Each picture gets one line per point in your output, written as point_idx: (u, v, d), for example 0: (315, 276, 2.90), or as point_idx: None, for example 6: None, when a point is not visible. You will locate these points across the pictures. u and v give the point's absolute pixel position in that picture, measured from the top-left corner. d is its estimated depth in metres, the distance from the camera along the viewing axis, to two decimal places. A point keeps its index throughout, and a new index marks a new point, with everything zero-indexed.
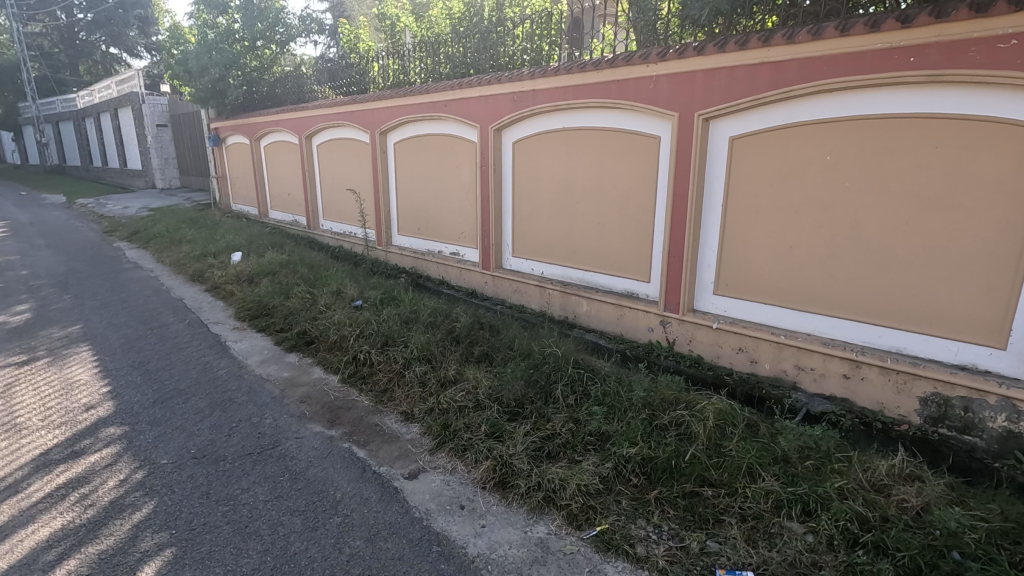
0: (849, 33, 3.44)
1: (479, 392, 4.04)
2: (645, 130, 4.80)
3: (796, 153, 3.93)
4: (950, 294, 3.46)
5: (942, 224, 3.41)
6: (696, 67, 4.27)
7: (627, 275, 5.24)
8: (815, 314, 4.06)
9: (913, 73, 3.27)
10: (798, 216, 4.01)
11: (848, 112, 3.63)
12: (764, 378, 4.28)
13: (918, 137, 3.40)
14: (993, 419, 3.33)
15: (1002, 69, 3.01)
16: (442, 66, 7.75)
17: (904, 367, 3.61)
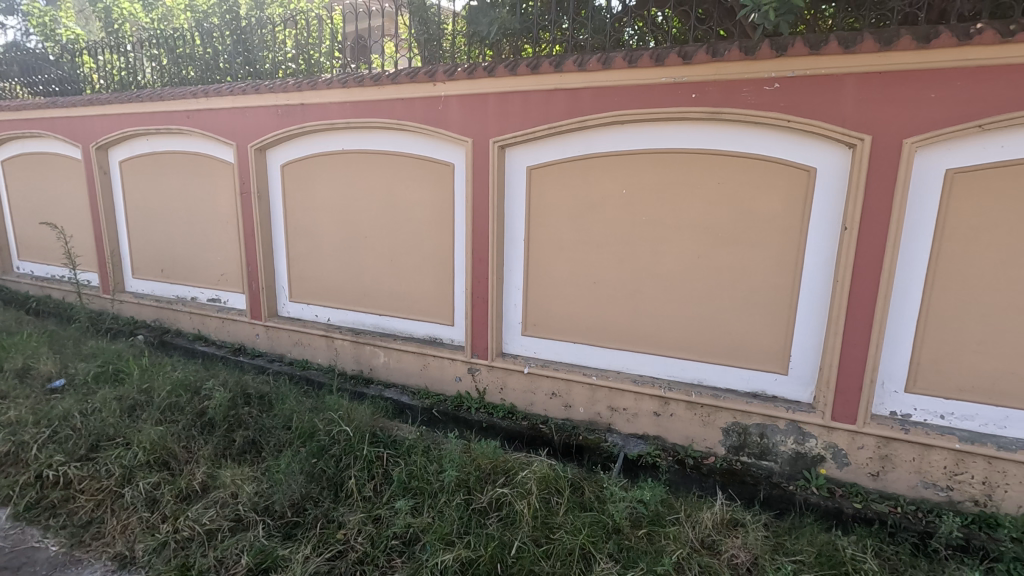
0: (637, 64, 3.32)
1: (239, 504, 3.01)
2: (438, 156, 4.25)
3: (594, 186, 3.75)
4: (741, 326, 3.54)
5: (730, 257, 3.47)
6: (488, 90, 3.86)
7: (428, 319, 4.60)
8: (623, 351, 3.92)
9: (696, 109, 3.27)
10: (601, 251, 3.83)
11: (641, 145, 3.54)
12: (580, 424, 4.02)
13: (702, 172, 3.43)
14: (784, 442, 3.44)
15: (771, 111, 3.12)
16: (187, 69, 6.25)
17: (707, 400, 3.60)
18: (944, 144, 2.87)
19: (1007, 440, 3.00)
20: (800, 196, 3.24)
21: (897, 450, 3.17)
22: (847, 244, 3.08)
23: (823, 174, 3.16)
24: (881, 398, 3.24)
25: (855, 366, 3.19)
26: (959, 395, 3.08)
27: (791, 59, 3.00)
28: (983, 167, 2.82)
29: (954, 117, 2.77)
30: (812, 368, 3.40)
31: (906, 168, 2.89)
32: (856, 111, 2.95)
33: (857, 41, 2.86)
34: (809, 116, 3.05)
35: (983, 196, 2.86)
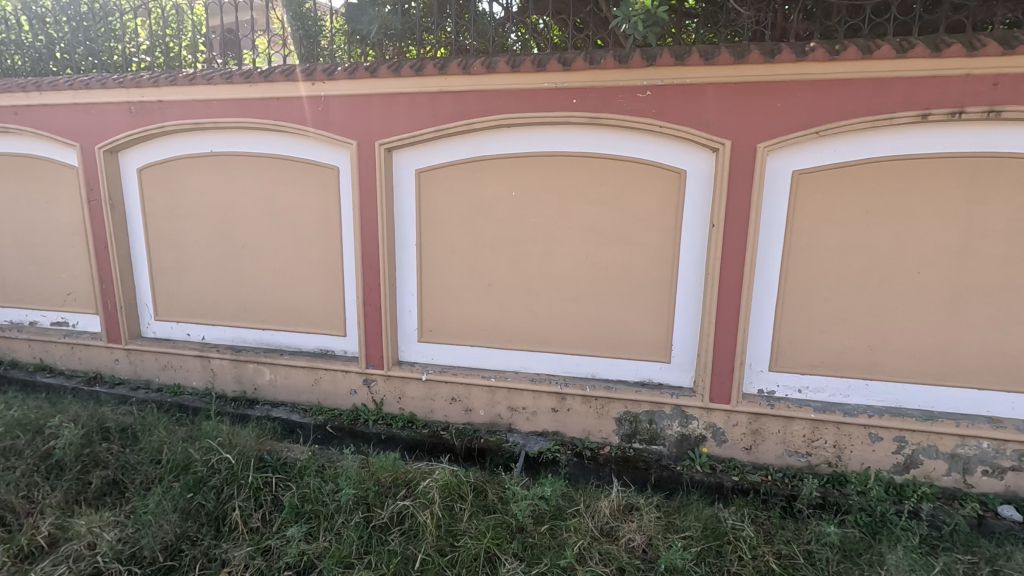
0: (520, 69, 3.38)
1: (98, 556, 2.66)
2: (320, 159, 4.04)
3: (484, 189, 3.77)
4: (628, 320, 3.73)
5: (615, 255, 3.65)
6: (371, 90, 3.73)
7: (317, 331, 4.35)
8: (520, 351, 3.97)
9: (578, 114, 3.40)
10: (493, 253, 3.85)
11: (528, 148, 3.61)
12: (481, 426, 4.02)
13: (586, 174, 3.57)
14: (670, 426, 3.68)
15: (644, 117, 3.32)
16: (13, 58, 5.38)
17: (600, 393, 3.75)
18: (790, 148, 3.23)
19: (851, 406, 3.44)
20: (674, 196, 3.48)
21: (765, 423, 3.51)
22: (715, 240, 3.36)
23: (692, 176, 3.42)
24: (750, 378, 3.57)
25: (727, 351, 3.48)
26: (812, 370, 3.47)
27: (660, 69, 3.21)
28: (821, 169, 3.21)
29: (797, 124, 3.12)
30: (691, 355, 3.67)
31: (760, 170, 3.21)
32: (717, 118, 3.23)
33: (715, 54, 3.12)
34: (678, 122, 3.28)
35: (822, 194, 3.25)
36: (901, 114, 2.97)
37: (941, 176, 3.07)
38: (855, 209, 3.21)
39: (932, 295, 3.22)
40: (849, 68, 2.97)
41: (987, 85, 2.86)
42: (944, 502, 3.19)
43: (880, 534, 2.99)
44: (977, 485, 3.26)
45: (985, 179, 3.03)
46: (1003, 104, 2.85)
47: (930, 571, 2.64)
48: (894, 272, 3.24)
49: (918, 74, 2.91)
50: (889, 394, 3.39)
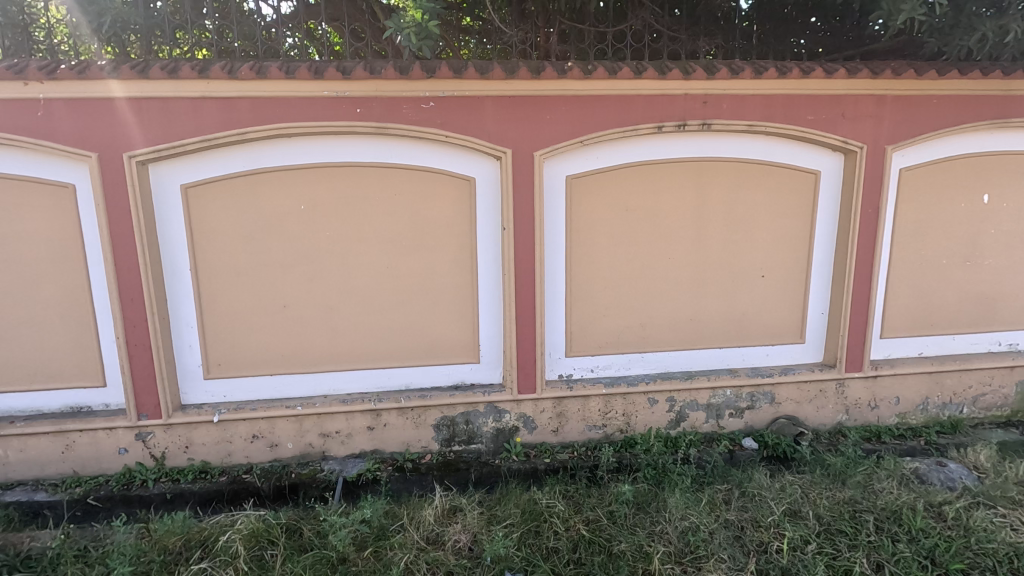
0: (294, 75, 3.18)
1: None
2: (45, 176, 3.30)
3: (267, 203, 3.47)
4: (435, 326, 3.77)
5: (415, 264, 3.66)
6: (111, 94, 3.16)
7: (63, 385, 3.55)
8: (327, 373, 3.75)
9: (363, 123, 3.33)
10: (285, 272, 3.57)
11: (313, 159, 3.43)
12: (291, 460, 3.72)
13: (378, 184, 3.52)
14: (485, 423, 3.82)
15: (430, 127, 3.39)
16: None
17: (415, 402, 3.73)
18: (561, 155, 3.59)
19: (633, 377, 3.96)
20: (466, 202, 3.62)
21: (567, 405, 3.85)
22: (507, 242, 3.59)
23: (481, 183, 3.60)
24: (551, 365, 3.89)
25: (528, 344, 3.74)
26: (600, 350, 3.91)
27: (440, 81, 3.32)
28: (588, 173, 3.64)
29: (565, 134, 3.48)
30: (498, 352, 3.85)
31: (539, 176, 3.52)
32: (497, 128, 3.45)
33: (489, 69, 3.33)
34: (462, 132, 3.43)
35: (592, 196, 3.68)
36: (643, 125, 3.52)
37: (676, 176, 3.71)
38: (617, 207, 3.71)
39: (681, 275, 3.87)
40: (600, 85, 3.41)
41: (700, 102, 3.54)
42: (706, 445, 3.88)
43: (663, 482, 3.50)
44: (727, 425, 4.01)
45: (707, 178, 3.74)
46: (712, 118, 3.56)
47: (699, 504, 3.18)
48: (652, 259, 3.82)
49: (651, 93, 3.48)
50: (660, 362, 3.99)
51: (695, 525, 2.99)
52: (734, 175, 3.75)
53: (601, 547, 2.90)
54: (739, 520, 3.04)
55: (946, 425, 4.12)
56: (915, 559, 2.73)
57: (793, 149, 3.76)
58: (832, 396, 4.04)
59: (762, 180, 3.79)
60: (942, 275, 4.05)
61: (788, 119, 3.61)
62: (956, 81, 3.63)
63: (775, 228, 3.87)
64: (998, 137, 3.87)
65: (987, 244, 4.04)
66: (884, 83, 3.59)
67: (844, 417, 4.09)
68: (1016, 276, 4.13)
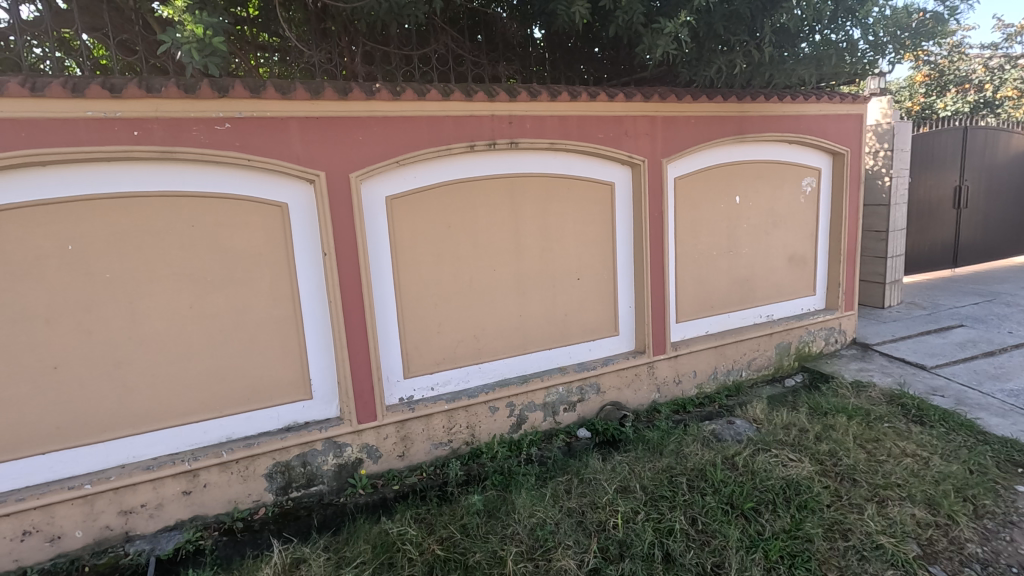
0: (43, 93, 2.68)
1: None
2: None
3: (17, 246, 2.86)
4: (255, 366, 3.44)
5: (223, 300, 3.31)
6: None
7: None
8: (121, 439, 3.19)
9: (142, 147, 2.93)
10: (50, 326, 2.97)
11: (77, 190, 2.91)
12: (82, 551, 3.10)
13: (169, 215, 3.12)
14: (325, 462, 3.59)
15: (227, 150, 3.11)
16: None
17: (239, 454, 3.35)
18: (378, 176, 3.56)
19: (473, 389, 4.05)
20: (279, 230, 3.38)
21: (411, 427, 3.79)
22: (329, 268, 3.43)
23: (293, 207, 3.39)
24: (390, 390, 3.80)
25: (363, 371, 3.61)
26: (438, 367, 3.93)
27: (235, 101, 3.07)
28: (408, 193, 3.65)
29: (379, 155, 3.46)
30: (331, 385, 3.65)
31: (356, 198, 3.43)
32: (306, 151, 3.29)
33: (291, 89, 3.17)
34: (266, 154, 3.20)
35: (413, 214, 3.70)
36: (456, 145, 3.64)
37: (493, 192, 3.91)
38: (440, 224, 3.79)
39: (507, 285, 4.08)
40: (410, 106, 3.46)
41: (505, 123, 3.79)
42: (545, 442, 4.15)
43: (510, 485, 3.64)
44: (563, 420, 4.31)
45: (520, 192, 4.00)
46: (518, 137, 3.83)
47: (544, 499, 3.36)
48: (478, 272, 3.96)
49: (460, 113, 3.62)
50: (496, 370, 4.14)
51: (542, 520, 3.15)
52: (543, 188, 4.07)
53: (456, 563, 2.90)
54: (580, 505, 3.28)
55: (732, 389, 4.93)
56: (719, 506, 3.20)
57: (590, 163, 4.21)
58: (646, 378, 4.58)
59: (568, 192, 4.17)
60: (714, 264, 4.85)
61: (582, 137, 4.03)
62: (706, 104, 4.40)
63: (583, 234, 4.28)
64: (741, 148, 4.77)
65: (742, 236, 4.95)
66: (654, 105, 4.21)
67: (656, 396, 4.66)
68: (764, 260, 5.12)
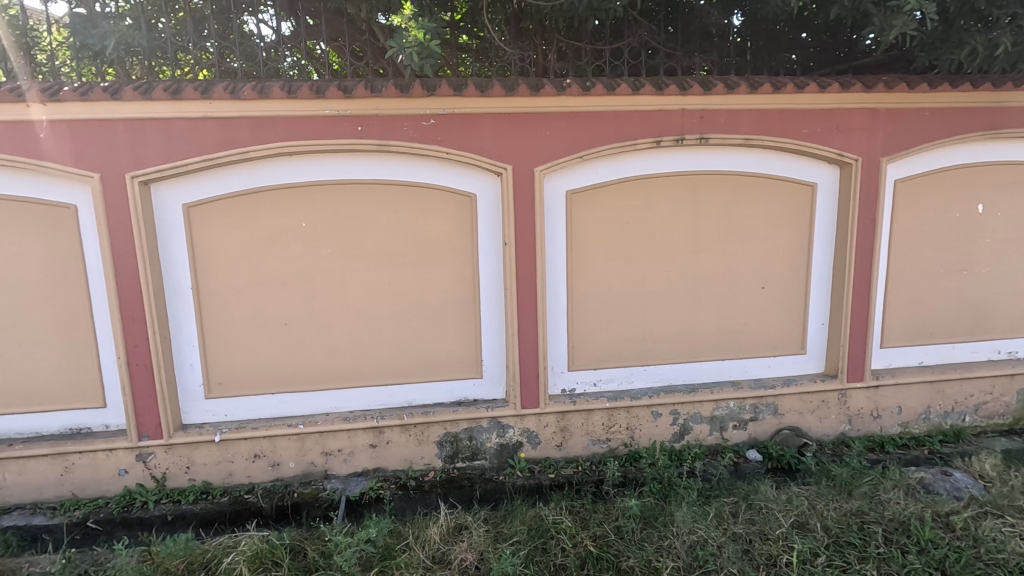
0: (296, 95, 3.21)
1: None
2: (49, 195, 3.30)
3: (267, 222, 3.48)
4: (436, 342, 3.76)
5: (415, 280, 3.67)
6: (113, 115, 3.17)
7: (63, 406, 3.52)
8: (327, 391, 3.73)
9: (364, 141, 3.36)
10: (284, 289, 3.57)
11: (312, 177, 3.45)
12: (293, 479, 3.69)
13: (378, 201, 3.54)
14: (489, 439, 3.80)
15: (430, 144, 3.42)
16: None
17: (417, 419, 3.71)
18: (561, 171, 3.63)
19: (636, 391, 3.96)
20: (467, 218, 3.64)
21: (571, 419, 3.84)
22: (508, 257, 3.60)
23: (481, 198, 3.62)
24: (554, 380, 3.88)
25: (531, 359, 3.74)
26: (602, 364, 3.91)
27: (440, 99, 3.35)
28: (588, 188, 3.67)
29: (564, 150, 3.52)
30: (500, 367, 3.84)
31: (539, 191, 3.54)
32: (497, 145, 3.48)
33: (489, 87, 3.37)
34: (462, 148, 3.46)
35: (591, 210, 3.71)
36: (641, 140, 3.56)
37: (675, 190, 3.75)
38: (617, 221, 3.75)
39: (681, 288, 3.89)
40: (599, 102, 3.46)
41: (696, 118, 3.59)
42: (710, 458, 3.88)
43: (669, 496, 3.50)
44: (731, 438, 4.00)
45: (704, 191, 3.78)
46: (709, 132, 3.61)
47: (707, 518, 3.16)
48: (651, 272, 3.84)
49: (648, 108, 3.53)
50: (662, 375, 3.99)
51: (703, 539, 2.98)
52: (731, 188, 3.80)
53: (609, 563, 2.89)
54: (747, 533, 3.03)
55: (948, 434, 4.13)
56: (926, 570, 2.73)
57: (789, 161, 3.81)
58: (835, 407, 4.05)
59: (759, 192, 3.83)
60: (938, 285, 4.09)
61: (783, 133, 3.66)
62: (947, 93, 3.69)
63: (772, 239, 3.90)
64: (991, 147, 3.92)
65: (980, 254, 4.09)
66: (876, 97, 3.65)
67: (847, 428, 4.09)
68: (1010, 285, 4.17)
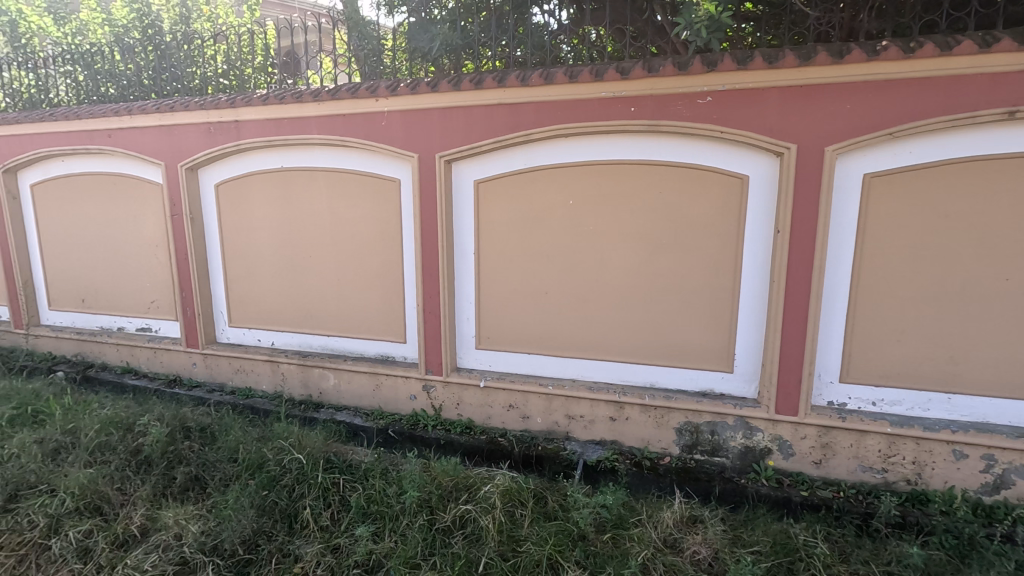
0: (577, 79, 3.41)
1: (184, 547, 2.99)
2: (384, 171, 4.18)
3: (539, 198, 3.82)
4: (686, 328, 3.67)
5: (671, 263, 3.61)
6: (432, 105, 3.84)
7: (379, 337, 4.50)
8: (576, 359, 3.98)
9: (636, 122, 3.40)
10: (548, 261, 3.89)
11: (583, 157, 3.64)
12: (538, 433, 4.05)
13: (643, 182, 3.56)
14: (734, 438, 3.58)
15: (704, 123, 3.28)
16: (105, 85, 5.87)
17: (659, 402, 3.69)
18: (860, 150, 3.11)
19: (931, 421, 3.26)
20: (736, 202, 3.41)
21: (836, 437, 3.36)
22: (780, 246, 3.27)
23: (755, 181, 3.35)
24: (819, 389, 3.44)
25: (794, 362, 3.37)
26: (885, 381, 3.32)
27: (721, 74, 3.18)
28: (894, 172, 3.08)
29: (866, 126, 3.01)
30: (755, 365, 3.57)
31: (828, 174, 3.11)
32: (781, 122, 3.16)
33: (779, 57, 3.06)
34: (739, 126, 3.23)
35: (895, 198, 3.11)
36: (984, 112, 2.82)
37: None
38: (932, 213, 3.07)
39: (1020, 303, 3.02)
40: (925, 66, 2.85)
41: None
42: None
43: (968, 558, 2.83)
44: None
45: None
46: None
47: None
48: (975, 279, 3.07)
49: (1000, 70, 2.77)
50: (973, 409, 3.20)
51: None
52: None
53: None
54: None
55: None
56: None
57: None
58: None
59: None
60: None
61: None
62: None
63: None
64: None
65: None
66: None
67: None
68: None
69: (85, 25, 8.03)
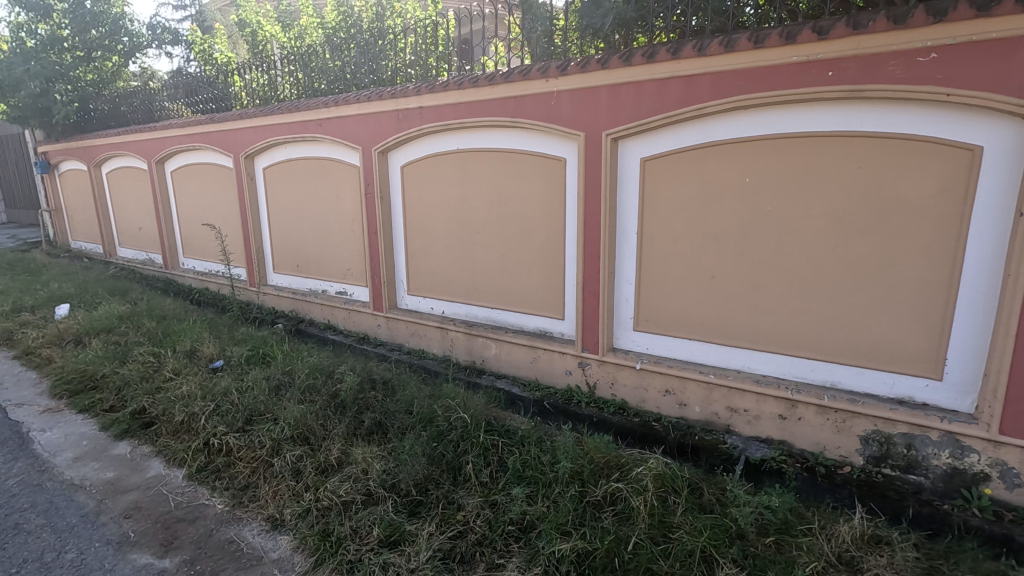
0: (764, 44, 3.12)
1: (369, 481, 3.47)
2: (551, 150, 4.27)
3: (712, 176, 3.60)
4: (882, 324, 3.21)
5: (867, 249, 3.17)
6: (602, 82, 3.81)
7: (538, 312, 4.67)
8: (742, 349, 3.72)
9: (833, 88, 3.01)
10: (717, 243, 3.66)
11: (765, 131, 3.34)
12: (695, 423, 3.86)
13: (837, 156, 3.16)
14: (937, 456, 3.06)
15: (923, 85, 2.79)
16: (319, 81, 6.82)
17: (841, 405, 3.29)
18: None
19: None
20: (961, 179, 2.86)
21: None
22: None
23: (991, 153, 2.77)
24: None
25: None
26: None
27: (952, 25, 2.67)
28: None
29: None
30: (974, 373, 3.00)
31: None
32: None
33: None
34: (974, 87, 2.69)
35: None
36: None
37: None
38: None
39: None
40: None
41: None
42: None
43: None
44: None
45: None
46: None
47: None
48: None
49: None
50: None
51: None
52: None
53: None
54: None
55: None
56: None
57: None
58: None
59: None
60: None
61: None
62: None
63: None
64: None
65: None
66: None
67: None
68: None
69: (304, 30, 9.37)
